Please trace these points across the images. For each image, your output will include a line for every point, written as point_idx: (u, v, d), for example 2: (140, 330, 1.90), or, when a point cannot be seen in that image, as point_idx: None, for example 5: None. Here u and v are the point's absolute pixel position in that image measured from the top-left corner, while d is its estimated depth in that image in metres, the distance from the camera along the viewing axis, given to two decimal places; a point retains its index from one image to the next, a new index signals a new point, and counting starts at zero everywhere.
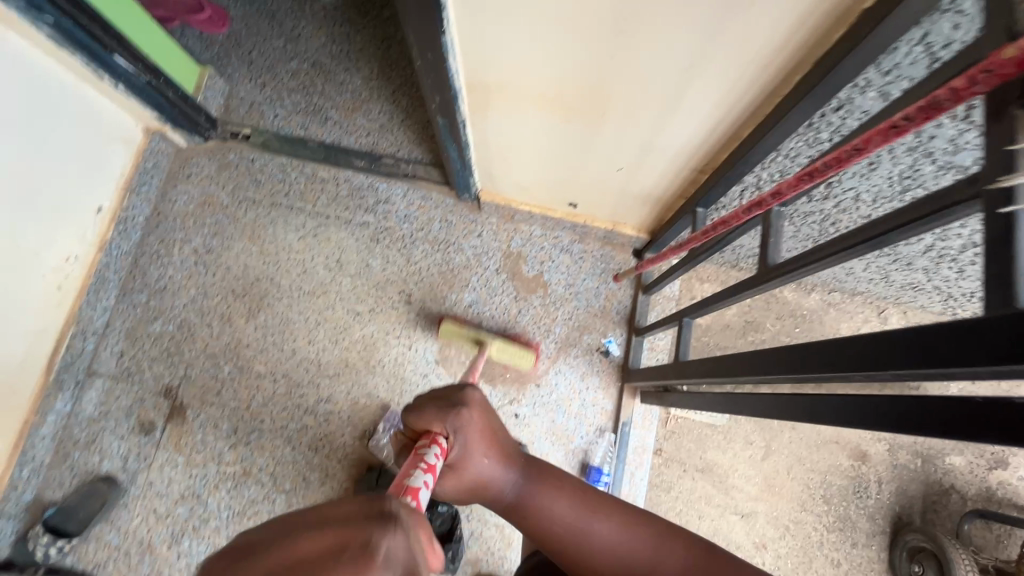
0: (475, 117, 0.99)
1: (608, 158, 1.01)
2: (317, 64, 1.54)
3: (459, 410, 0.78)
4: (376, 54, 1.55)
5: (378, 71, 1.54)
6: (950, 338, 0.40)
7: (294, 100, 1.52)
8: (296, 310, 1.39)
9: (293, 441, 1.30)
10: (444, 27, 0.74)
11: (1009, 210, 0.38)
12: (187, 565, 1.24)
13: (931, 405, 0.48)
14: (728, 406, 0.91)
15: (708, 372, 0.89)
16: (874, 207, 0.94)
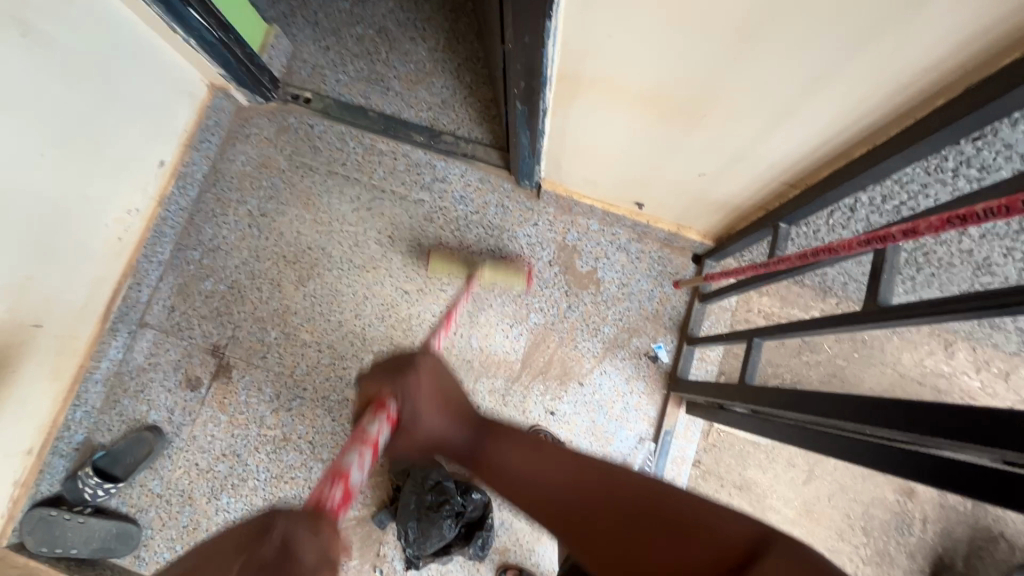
0: (557, 107, 0.94)
1: (691, 161, 0.95)
2: (383, 31, 1.49)
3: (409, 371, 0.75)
4: (444, 26, 1.50)
5: (444, 43, 1.49)
6: None
7: (357, 67, 1.49)
8: (345, 282, 1.38)
9: (333, 412, 1.31)
10: (552, 15, 0.70)
11: None
12: (224, 521, 1.27)
13: None
14: (784, 438, 0.88)
15: (772, 401, 0.86)
16: (981, 242, 0.87)
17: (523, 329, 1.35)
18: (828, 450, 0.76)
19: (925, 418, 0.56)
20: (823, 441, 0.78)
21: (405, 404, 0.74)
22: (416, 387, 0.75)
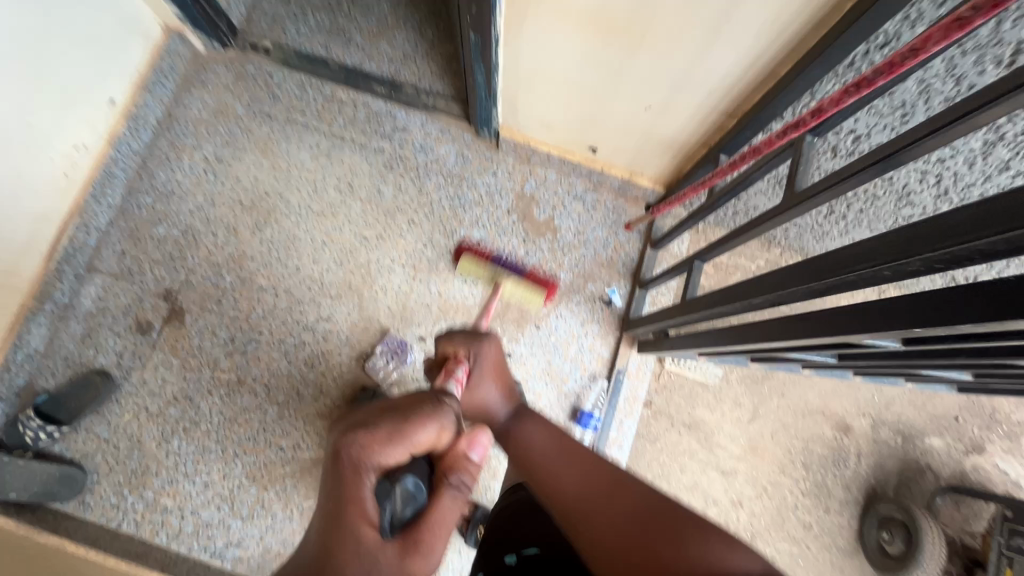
0: (509, 34, 0.97)
1: (637, 92, 0.99)
2: None
3: (483, 339, 0.98)
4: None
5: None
6: (967, 217, 0.38)
7: (318, 18, 1.48)
8: (303, 229, 1.38)
9: (290, 356, 1.31)
10: None
11: None
12: (175, 464, 1.25)
13: (950, 296, 0.47)
14: (717, 343, 0.94)
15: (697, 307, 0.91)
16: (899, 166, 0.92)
17: (483, 276, 1.37)
18: (753, 339, 0.82)
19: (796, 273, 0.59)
20: (749, 334, 0.84)
21: (475, 364, 0.96)
22: (485, 353, 0.97)
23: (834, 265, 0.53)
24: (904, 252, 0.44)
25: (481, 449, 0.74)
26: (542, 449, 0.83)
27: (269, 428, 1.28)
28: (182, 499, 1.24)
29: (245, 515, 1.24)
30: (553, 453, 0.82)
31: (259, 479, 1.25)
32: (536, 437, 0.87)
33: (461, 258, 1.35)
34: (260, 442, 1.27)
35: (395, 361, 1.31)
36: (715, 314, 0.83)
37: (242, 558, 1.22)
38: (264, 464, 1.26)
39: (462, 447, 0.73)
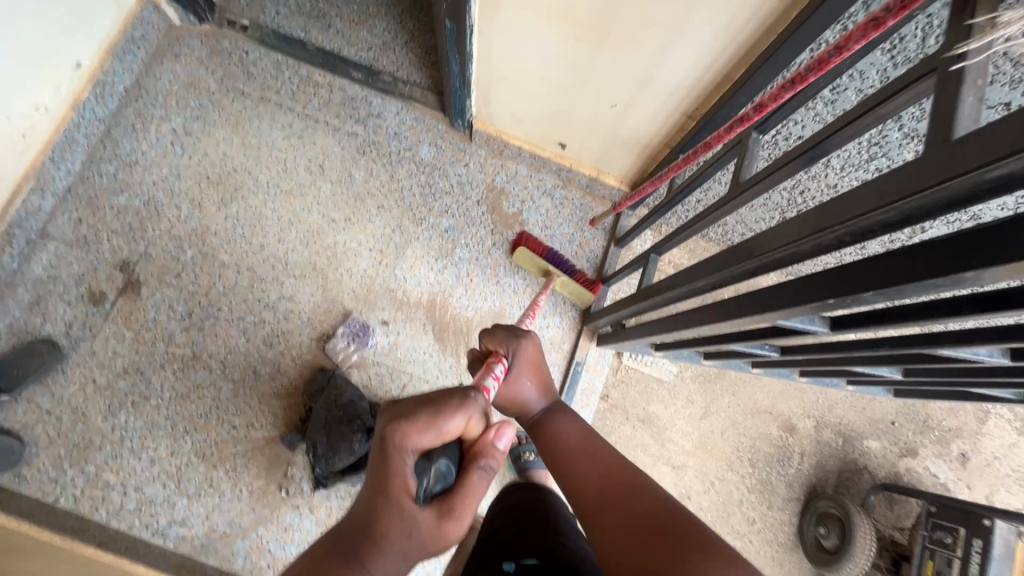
0: (485, 26, 1.00)
1: (604, 91, 1.04)
2: None
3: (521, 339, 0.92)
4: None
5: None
6: (867, 192, 0.43)
7: None
8: (270, 208, 1.37)
9: (248, 333, 1.29)
10: None
11: (960, 66, 0.40)
12: (121, 439, 1.22)
13: (856, 270, 0.52)
14: (668, 329, 0.99)
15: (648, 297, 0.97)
16: (841, 177, 0.99)
17: (449, 263, 1.39)
18: (697, 323, 0.88)
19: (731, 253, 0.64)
20: (694, 319, 0.90)
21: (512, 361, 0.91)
22: (521, 352, 0.92)
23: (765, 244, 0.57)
24: (819, 226, 0.48)
25: (509, 438, 0.65)
26: (606, 486, 0.74)
27: (223, 406, 1.25)
28: (126, 475, 1.20)
29: (191, 493, 1.21)
30: (614, 491, 0.73)
31: (209, 457, 1.23)
32: (593, 474, 0.77)
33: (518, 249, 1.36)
34: (212, 420, 1.25)
35: (356, 344, 1.32)
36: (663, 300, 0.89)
37: (186, 538, 1.19)
38: (215, 442, 1.24)
39: (490, 438, 0.65)
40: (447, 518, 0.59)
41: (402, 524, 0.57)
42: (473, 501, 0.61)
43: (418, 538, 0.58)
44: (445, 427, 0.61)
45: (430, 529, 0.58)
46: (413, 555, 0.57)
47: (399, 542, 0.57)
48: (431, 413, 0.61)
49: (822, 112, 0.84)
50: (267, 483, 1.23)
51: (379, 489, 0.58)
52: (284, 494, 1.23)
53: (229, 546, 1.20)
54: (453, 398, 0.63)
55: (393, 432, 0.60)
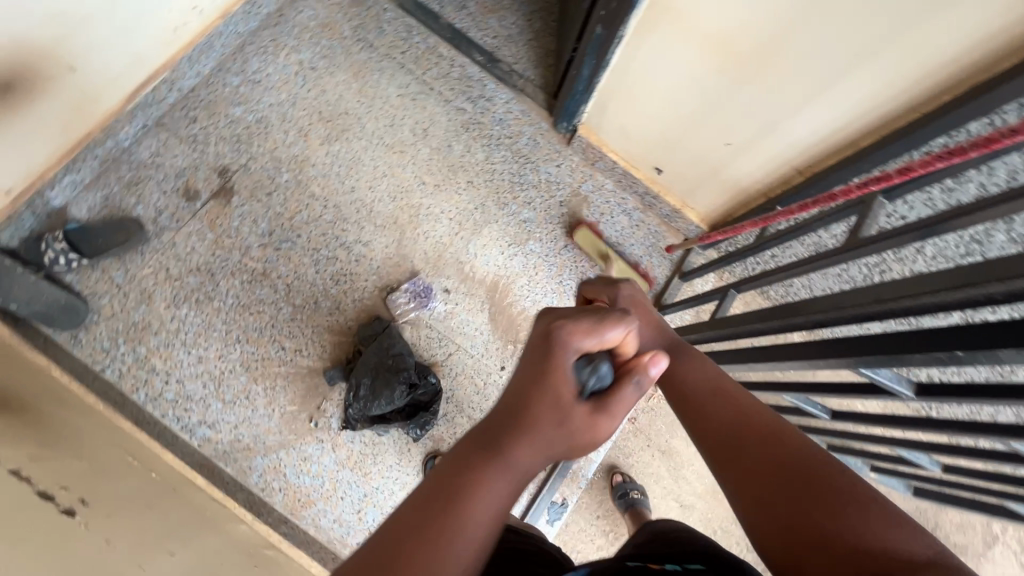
0: (633, 41, 1.07)
1: (725, 126, 1.09)
2: None
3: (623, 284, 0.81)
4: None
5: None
6: None
7: None
8: (369, 156, 1.43)
9: (318, 266, 1.34)
10: None
11: None
12: (177, 330, 1.25)
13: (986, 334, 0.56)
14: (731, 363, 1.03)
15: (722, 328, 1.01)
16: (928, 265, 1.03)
17: (520, 252, 1.43)
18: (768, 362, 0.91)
19: None
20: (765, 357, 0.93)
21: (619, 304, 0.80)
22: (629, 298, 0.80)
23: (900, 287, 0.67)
24: None
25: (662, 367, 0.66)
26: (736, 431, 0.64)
27: (278, 326, 1.29)
28: (172, 365, 1.23)
29: (227, 400, 1.24)
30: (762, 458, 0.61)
31: (253, 370, 1.26)
32: (724, 407, 0.66)
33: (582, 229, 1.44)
34: (264, 336, 1.28)
35: (416, 304, 1.35)
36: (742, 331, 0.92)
37: (211, 440, 1.21)
38: (262, 358, 1.27)
39: (644, 360, 0.65)
40: (586, 421, 0.61)
41: (542, 412, 0.60)
42: (620, 409, 0.63)
43: (564, 431, 0.60)
44: (605, 335, 0.64)
45: (571, 420, 0.60)
46: (554, 449, 0.60)
47: (540, 432, 0.59)
48: (594, 320, 0.64)
49: (936, 199, 0.88)
50: (299, 410, 1.25)
51: (528, 378, 0.62)
52: (312, 426, 1.25)
53: (247, 460, 1.22)
54: (601, 307, 0.66)
55: (559, 328, 0.63)
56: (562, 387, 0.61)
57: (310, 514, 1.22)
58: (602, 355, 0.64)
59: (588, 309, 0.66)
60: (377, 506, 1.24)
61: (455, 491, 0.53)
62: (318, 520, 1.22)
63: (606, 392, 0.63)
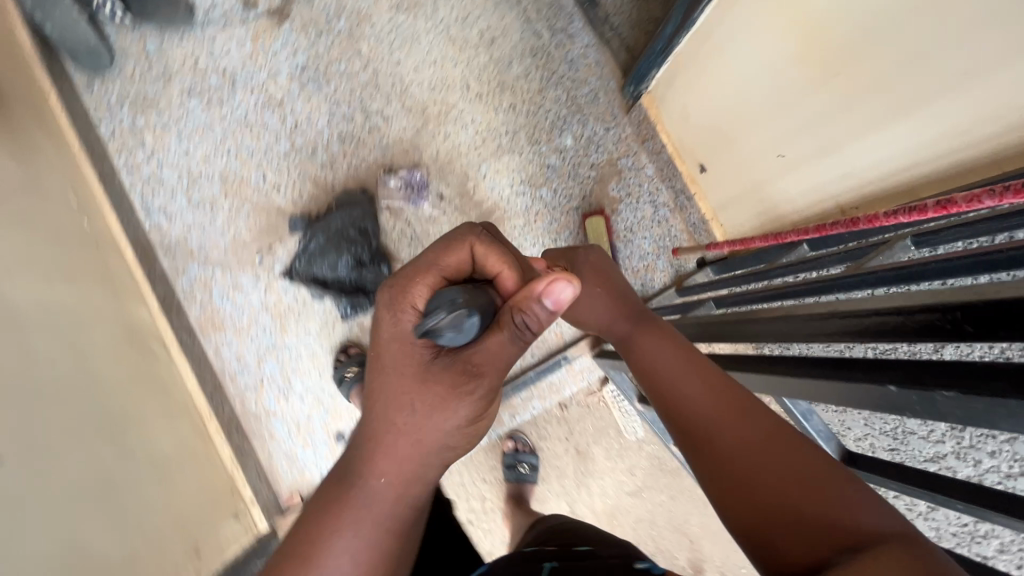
0: (727, 3, 0.95)
1: (785, 133, 0.96)
2: None
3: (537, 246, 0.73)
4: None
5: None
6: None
7: None
8: (427, 39, 1.37)
9: (331, 118, 1.30)
10: None
11: None
12: (178, 118, 1.25)
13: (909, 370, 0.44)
14: None
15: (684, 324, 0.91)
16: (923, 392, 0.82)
17: (528, 193, 1.36)
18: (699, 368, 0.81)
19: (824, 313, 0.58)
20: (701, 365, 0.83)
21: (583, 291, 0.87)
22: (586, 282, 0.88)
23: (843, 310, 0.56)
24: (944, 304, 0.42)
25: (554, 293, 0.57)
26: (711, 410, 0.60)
27: (269, 156, 1.27)
28: (161, 147, 1.24)
29: (193, 200, 1.23)
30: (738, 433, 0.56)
31: (227, 186, 1.25)
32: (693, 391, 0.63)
33: (592, 217, 1.34)
34: (253, 159, 1.26)
35: (405, 194, 1.30)
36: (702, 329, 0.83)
37: (161, 229, 1.21)
38: (241, 178, 1.25)
39: (535, 289, 0.58)
40: (462, 372, 0.59)
41: (407, 370, 0.60)
42: (499, 350, 0.59)
43: (438, 386, 0.59)
44: (451, 263, 0.62)
45: (440, 374, 0.59)
46: (433, 400, 0.59)
47: (412, 390, 0.60)
48: (436, 252, 0.63)
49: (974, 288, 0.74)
50: (251, 241, 1.24)
51: (388, 341, 0.62)
52: (256, 260, 1.23)
53: (184, 263, 1.21)
54: (448, 240, 0.63)
55: (397, 275, 0.63)
56: (422, 345, 0.60)
57: (215, 339, 1.19)
58: (465, 289, 0.58)
59: (436, 249, 0.63)
60: (279, 361, 1.21)
61: (362, 460, 0.61)
62: (219, 348, 1.19)
63: (478, 337, 0.59)
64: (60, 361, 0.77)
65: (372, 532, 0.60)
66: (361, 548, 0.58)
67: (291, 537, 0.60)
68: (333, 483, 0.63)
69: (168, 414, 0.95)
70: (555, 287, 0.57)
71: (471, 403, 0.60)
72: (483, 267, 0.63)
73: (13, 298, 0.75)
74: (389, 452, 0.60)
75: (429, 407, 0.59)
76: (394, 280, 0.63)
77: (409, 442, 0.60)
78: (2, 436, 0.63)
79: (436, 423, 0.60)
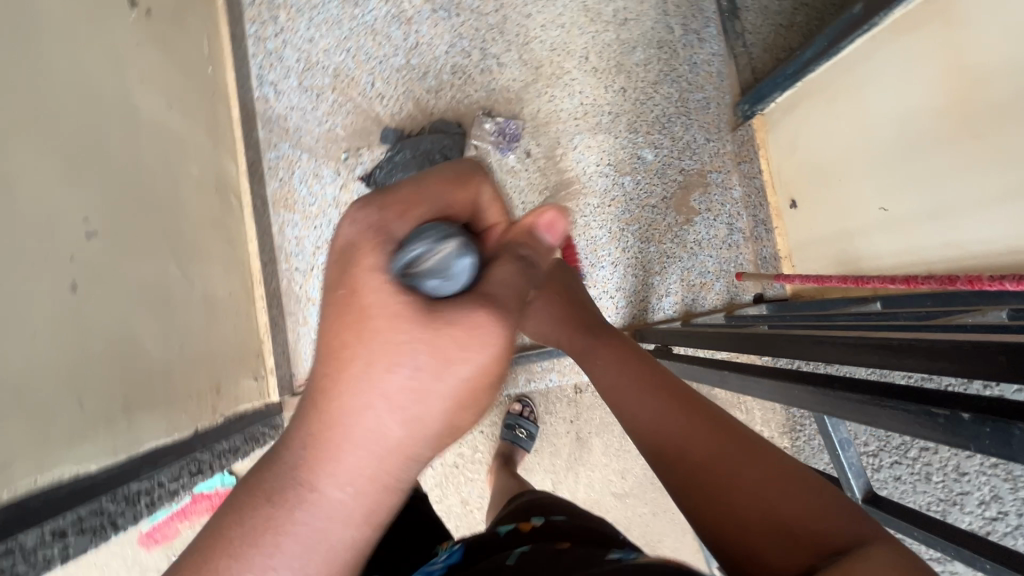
0: (882, 40, 0.91)
1: (896, 186, 0.93)
2: None
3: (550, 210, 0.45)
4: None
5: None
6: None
7: None
8: (563, 1, 1.36)
9: (450, 49, 1.33)
10: None
11: None
12: (313, 6, 1.30)
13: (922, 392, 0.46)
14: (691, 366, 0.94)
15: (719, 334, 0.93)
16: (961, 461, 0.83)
17: (611, 177, 1.35)
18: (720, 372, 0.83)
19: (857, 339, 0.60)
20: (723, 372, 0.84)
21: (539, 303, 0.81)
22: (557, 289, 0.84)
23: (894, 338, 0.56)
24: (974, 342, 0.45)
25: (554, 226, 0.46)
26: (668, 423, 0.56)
27: (383, 66, 1.31)
28: (290, 27, 1.30)
29: (303, 85, 1.29)
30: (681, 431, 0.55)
31: (337, 82, 1.30)
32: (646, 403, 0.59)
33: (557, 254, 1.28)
34: (367, 64, 1.30)
35: (496, 140, 1.32)
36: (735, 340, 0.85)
37: (267, 101, 1.28)
38: (352, 78, 1.30)
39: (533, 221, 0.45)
40: (460, 316, 0.37)
41: (360, 323, 0.37)
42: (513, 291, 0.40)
43: (423, 340, 0.37)
44: (433, 201, 0.42)
45: (422, 329, 0.37)
46: (412, 366, 0.37)
47: (364, 352, 0.37)
48: (416, 179, 0.42)
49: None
50: (342, 138, 1.28)
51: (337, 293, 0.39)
52: (341, 157, 1.27)
53: (278, 139, 1.27)
54: (439, 174, 0.43)
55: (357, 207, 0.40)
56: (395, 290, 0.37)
57: (284, 216, 1.26)
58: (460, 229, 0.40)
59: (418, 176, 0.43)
60: None
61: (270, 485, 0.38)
62: (284, 227, 1.25)
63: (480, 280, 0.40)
64: (161, 176, 0.83)
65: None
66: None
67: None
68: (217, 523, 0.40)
69: (230, 262, 1.01)
70: (544, 216, 0.45)
71: (471, 372, 0.37)
72: (477, 217, 0.46)
73: (137, 105, 0.80)
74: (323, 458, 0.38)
75: (391, 384, 0.37)
76: (355, 213, 0.40)
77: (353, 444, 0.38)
78: (108, 213, 0.68)
79: (395, 400, 0.37)
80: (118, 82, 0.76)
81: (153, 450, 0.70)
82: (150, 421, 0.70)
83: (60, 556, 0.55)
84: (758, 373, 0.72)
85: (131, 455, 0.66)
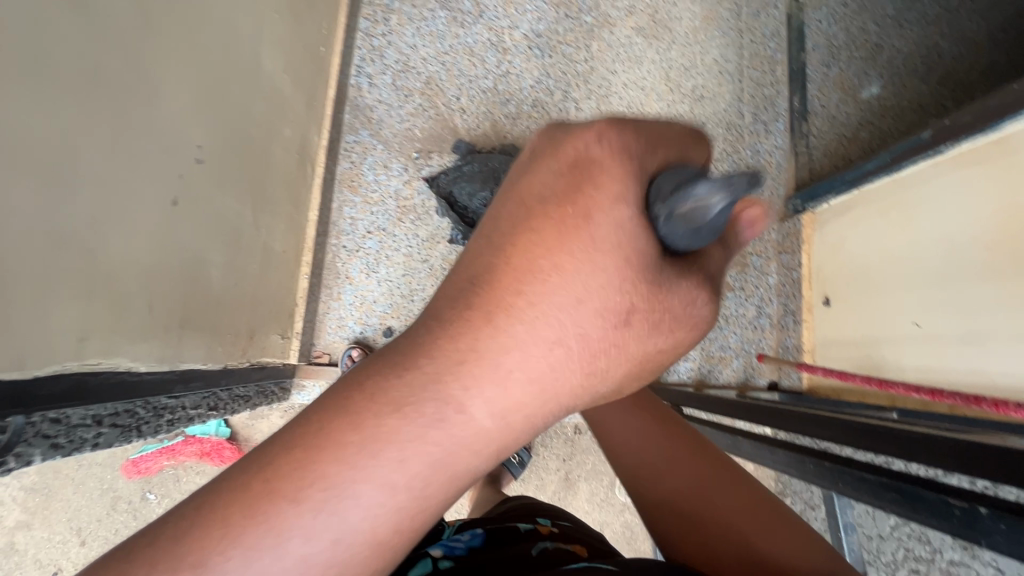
0: (941, 167, 0.97)
1: (931, 306, 0.97)
2: (894, 20, 1.33)
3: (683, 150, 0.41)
4: (958, 89, 1.24)
5: (926, 89, 1.27)
6: None
7: (849, 14, 1.39)
8: (648, 67, 1.45)
9: (536, 84, 1.42)
10: None
11: None
12: (423, 18, 1.41)
13: (932, 483, 0.49)
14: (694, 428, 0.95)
15: (736, 405, 0.94)
16: None
17: None
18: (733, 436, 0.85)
19: (880, 433, 0.63)
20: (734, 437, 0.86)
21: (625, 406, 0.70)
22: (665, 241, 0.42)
23: (907, 432, 0.60)
24: (993, 455, 0.49)
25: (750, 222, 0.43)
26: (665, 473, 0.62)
27: (472, 85, 1.40)
28: (399, 31, 1.41)
29: (395, 84, 1.38)
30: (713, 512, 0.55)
31: (427, 88, 1.39)
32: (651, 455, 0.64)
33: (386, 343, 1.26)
34: (457, 80, 1.40)
35: None
36: (755, 416, 0.87)
37: (359, 90, 1.38)
38: (441, 88, 1.39)
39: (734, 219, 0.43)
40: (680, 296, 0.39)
41: (564, 257, 0.39)
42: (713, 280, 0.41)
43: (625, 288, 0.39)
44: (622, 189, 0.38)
45: (615, 274, 0.39)
46: (599, 313, 0.39)
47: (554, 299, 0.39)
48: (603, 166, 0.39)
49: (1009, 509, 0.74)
50: (418, 139, 1.36)
51: (530, 237, 0.40)
52: (413, 156, 1.35)
53: (359, 126, 1.36)
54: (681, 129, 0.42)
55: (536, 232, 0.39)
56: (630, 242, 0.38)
57: (346, 196, 1.33)
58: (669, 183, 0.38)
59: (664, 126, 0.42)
60: (380, 243, 1.31)
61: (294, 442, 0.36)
62: (343, 205, 1.32)
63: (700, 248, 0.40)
64: (263, 128, 0.90)
65: (401, 500, 0.37)
66: (377, 510, 0.36)
67: (170, 550, 0.33)
68: (294, 428, 0.37)
69: (293, 222, 1.06)
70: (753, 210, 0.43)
71: (657, 349, 0.41)
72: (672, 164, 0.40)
73: (263, 64, 0.88)
74: (455, 395, 0.38)
75: (575, 322, 0.39)
76: (603, 133, 0.39)
77: (505, 386, 0.39)
78: (218, 147, 0.75)
79: (536, 366, 0.39)
80: (254, 36, 0.84)
81: (190, 370, 0.74)
82: (194, 342, 0.74)
83: (92, 442, 0.58)
84: (770, 444, 0.76)
85: (173, 368, 0.70)
